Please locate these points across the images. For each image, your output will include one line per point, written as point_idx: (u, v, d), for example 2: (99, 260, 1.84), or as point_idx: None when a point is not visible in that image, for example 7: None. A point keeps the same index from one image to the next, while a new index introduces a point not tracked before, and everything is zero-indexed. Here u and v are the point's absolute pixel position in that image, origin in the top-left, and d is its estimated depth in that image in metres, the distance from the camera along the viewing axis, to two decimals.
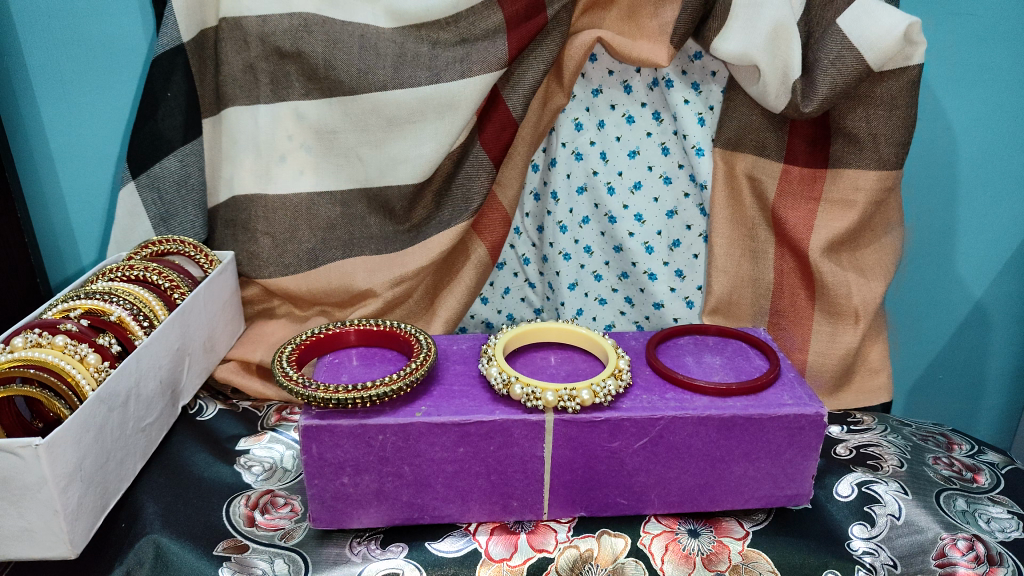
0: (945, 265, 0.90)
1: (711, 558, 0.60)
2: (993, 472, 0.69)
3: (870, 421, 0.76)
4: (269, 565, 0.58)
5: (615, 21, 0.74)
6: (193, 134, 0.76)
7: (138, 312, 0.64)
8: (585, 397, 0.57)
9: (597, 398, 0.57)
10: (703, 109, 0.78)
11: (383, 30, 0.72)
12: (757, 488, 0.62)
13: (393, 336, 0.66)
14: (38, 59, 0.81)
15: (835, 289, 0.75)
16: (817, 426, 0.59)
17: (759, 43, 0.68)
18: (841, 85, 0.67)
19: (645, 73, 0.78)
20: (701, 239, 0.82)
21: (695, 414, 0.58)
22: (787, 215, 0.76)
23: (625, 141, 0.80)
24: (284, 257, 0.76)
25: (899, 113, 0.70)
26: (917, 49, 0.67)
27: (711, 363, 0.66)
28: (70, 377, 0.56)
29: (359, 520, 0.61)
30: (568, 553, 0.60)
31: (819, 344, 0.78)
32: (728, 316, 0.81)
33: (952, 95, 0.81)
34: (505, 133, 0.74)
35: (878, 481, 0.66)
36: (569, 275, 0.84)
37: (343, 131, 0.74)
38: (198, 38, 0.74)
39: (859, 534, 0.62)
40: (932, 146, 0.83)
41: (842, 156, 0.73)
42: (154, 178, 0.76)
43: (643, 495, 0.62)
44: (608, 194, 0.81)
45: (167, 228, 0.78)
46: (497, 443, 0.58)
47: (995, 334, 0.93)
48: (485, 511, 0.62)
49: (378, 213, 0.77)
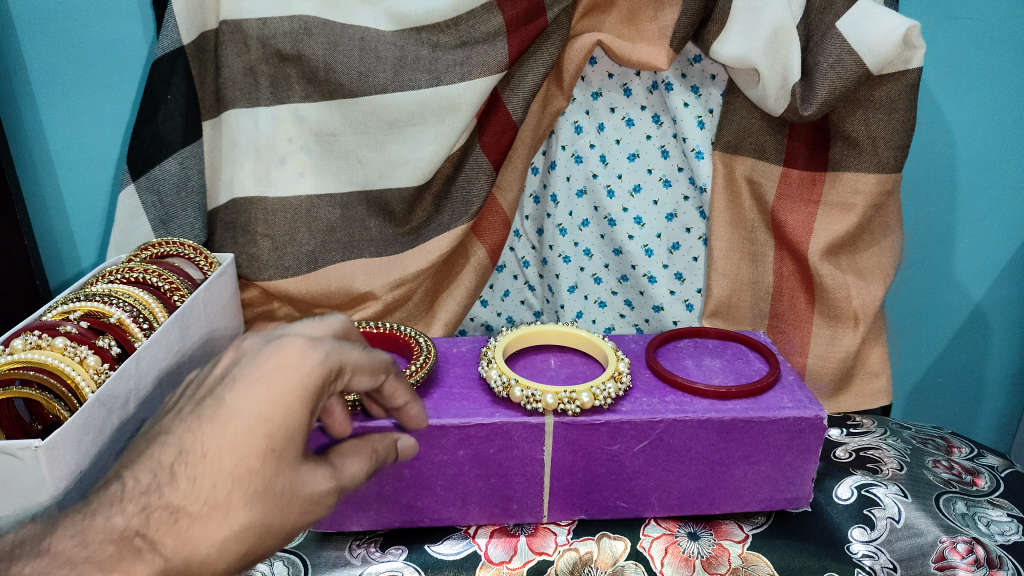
0: (944, 268, 0.90)
1: (711, 561, 0.59)
2: (992, 475, 0.69)
3: (869, 425, 0.76)
4: (269, 568, 0.59)
5: (615, 24, 0.74)
6: (193, 136, 0.76)
7: (138, 314, 0.63)
8: (585, 399, 0.57)
9: (598, 400, 0.57)
10: (703, 112, 0.78)
11: (384, 33, 0.72)
12: (757, 491, 0.62)
13: (393, 338, 0.66)
14: (38, 61, 0.81)
15: (835, 293, 0.75)
16: (818, 429, 0.59)
17: (759, 46, 0.68)
18: (841, 89, 0.67)
19: (645, 77, 0.78)
20: (701, 242, 0.83)
21: (695, 417, 0.58)
22: (786, 218, 0.76)
23: (624, 144, 0.80)
24: (283, 260, 0.76)
25: (899, 116, 0.70)
26: (917, 53, 0.66)
27: (711, 365, 0.66)
28: (70, 379, 0.57)
29: (358, 523, 0.61)
30: (568, 556, 0.60)
31: (818, 348, 0.78)
32: (727, 319, 0.81)
33: (951, 98, 0.81)
34: (505, 136, 0.75)
35: (877, 484, 0.66)
36: (568, 277, 0.85)
37: (342, 134, 0.74)
38: (198, 40, 0.74)
39: (858, 537, 0.61)
40: (931, 149, 0.84)
41: (841, 159, 0.73)
42: (153, 180, 0.76)
43: (643, 498, 0.62)
44: (607, 197, 0.81)
45: (167, 230, 0.78)
46: (497, 445, 0.58)
47: (995, 336, 0.93)
48: (485, 513, 0.62)
49: (378, 215, 0.78)
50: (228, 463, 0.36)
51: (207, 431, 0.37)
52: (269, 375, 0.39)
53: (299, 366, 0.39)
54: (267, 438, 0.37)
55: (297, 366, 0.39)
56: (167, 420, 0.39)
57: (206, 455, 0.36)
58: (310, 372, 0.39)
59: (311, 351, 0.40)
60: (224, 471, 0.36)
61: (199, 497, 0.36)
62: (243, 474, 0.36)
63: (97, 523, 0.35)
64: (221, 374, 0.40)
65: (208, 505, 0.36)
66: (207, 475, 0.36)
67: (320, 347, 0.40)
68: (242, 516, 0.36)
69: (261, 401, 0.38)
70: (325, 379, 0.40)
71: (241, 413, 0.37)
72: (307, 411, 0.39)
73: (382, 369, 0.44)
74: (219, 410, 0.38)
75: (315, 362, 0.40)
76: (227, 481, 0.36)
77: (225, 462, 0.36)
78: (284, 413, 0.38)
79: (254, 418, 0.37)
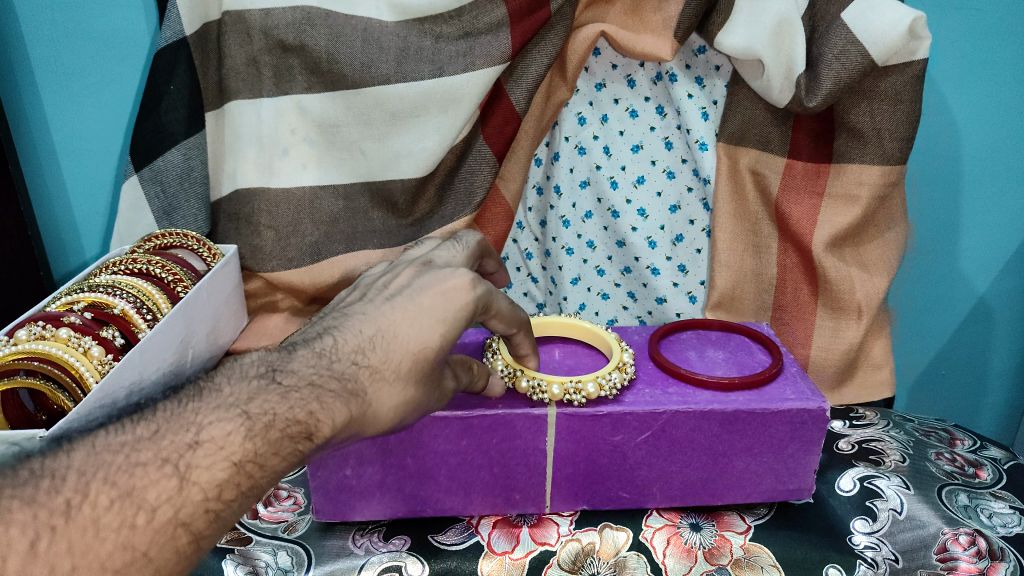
0: (949, 261, 0.90)
1: (713, 552, 0.60)
2: (995, 468, 0.69)
3: (872, 417, 0.76)
4: (272, 558, 0.59)
5: (619, 15, 0.74)
6: (196, 127, 0.76)
7: (141, 305, 0.63)
8: (591, 389, 0.57)
9: (603, 391, 0.58)
10: (707, 103, 0.78)
11: (387, 23, 0.72)
12: (759, 482, 0.62)
13: None
14: (40, 52, 0.80)
15: (838, 285, 0.75)
16: (820, 420, 0.59)
17: (762, 37, 0.68)
18: (846, 79, 0.66)
19: (649, 68, 0.77)
20: (705, 234, 0.82)
21: (697, 408, 0.58)
22: (789, 210, 0.76)
23: (628, 135, 0.80)
24: (287, 251, 0.75)
25: (904, 107, 0.69)
26: (923, 43, 0.66)
27: (714, 357, 0.66)
28: (74, 370, 0.57)
29: (363, 512, 0.61)
30: (570, 546, 0.60)
31: (821, 340, 0.78)
32: (731, 311, 0.81)
33: (955, 90, 0.81)
34: (508, 126, 0.75)
35: (879, 476, 0.66)
36: (571, 270, 0.85)
37: (345, 125, 0.74)
38: (201, 31, 0.74)
39: (860, 528, 0.61)
40: (936, 139, 0.83)
41: (845, 151, 0.73)
42: (157, 171, 0.76)
43: (645, 489, 0.62)
44: (611, 189, 0.81)
45: (171, 222, 0.78)
46: (499, 436, 0.58)
47: (998, 329, 0.93)
48: (487, 504, 0.62)
49: (381, 207, 0.77)
50: (412, 346, 0.48)
51: (401, 318, 0.49)
52: (449, 290, 0.51)
53: (468, 293, 0.52)
54: (442, 335, 0.49)
55: (465, 294, 0.51)
56: (355, 304, 0.51)
57: (396, 337, 0.48)
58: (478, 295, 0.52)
59: (477, 283, 0.52)
60: (408, 351, 0.48)
61: (391, 364, 0.47)
62: (422, 355, 0.49)
63: (326, 361, 0.46)
64: (404, 283, 0.52)
65: (395, 372, 0.48)
66: (395, 352, 0.48)
67: (482, 283, 0.53)
68: (410, 388, 0.49)
69: (447, 307, 0.50)
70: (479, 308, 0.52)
71: (435, 308, 0.50)
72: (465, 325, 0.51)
73: (517, 324, 0.58)
74: (408, 307, 0.50)
75: (477, 293, 0.52)
76: (409, 357, 0.48)
77: (410, 344, 0.48)
78: (455, 322, 0.50)
79: (437, 321, 0.50)
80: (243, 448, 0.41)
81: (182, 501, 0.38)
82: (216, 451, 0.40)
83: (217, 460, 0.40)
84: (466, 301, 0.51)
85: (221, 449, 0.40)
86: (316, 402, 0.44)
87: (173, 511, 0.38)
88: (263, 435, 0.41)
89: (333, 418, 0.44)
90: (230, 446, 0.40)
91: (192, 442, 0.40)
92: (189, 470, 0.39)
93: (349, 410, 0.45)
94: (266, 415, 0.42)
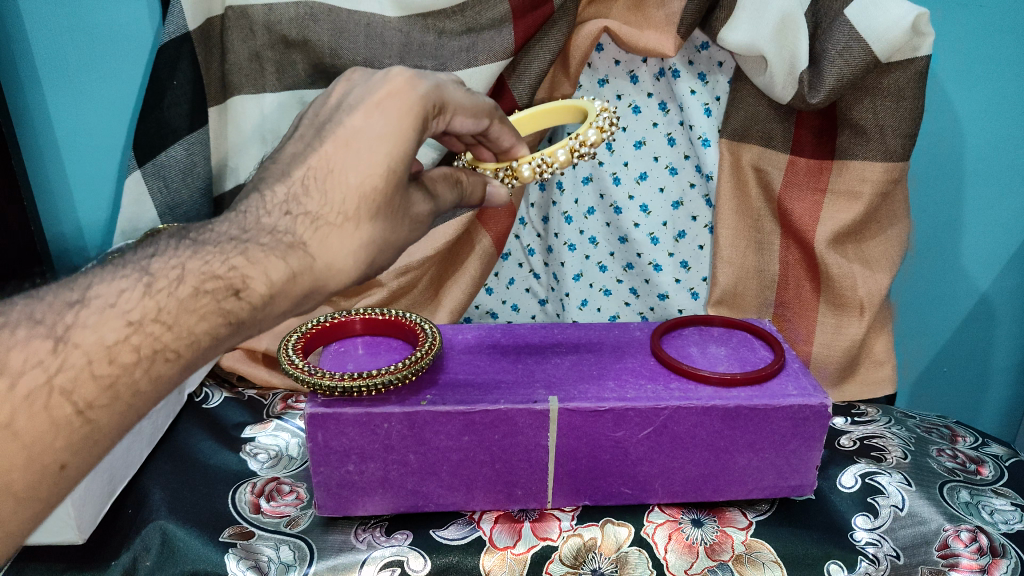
0: (952, 258, 0.89)
1: (714, 548, 0.60)
2: (996, 464, 0.69)
3: (874, 413, 0.76)
4: (275, 552, 0.59)
5: (622, 11, 0.74)
6: (199, 123, 0.75)
7: None
8: (591, 135, 0.58)
9: (602, 133, 0.59)
10: (709, 100, 0.78)
11: (389, 19, 0.72)
12: (761, 478, 0.62)
13: (399, 325, 0.67)
14: (44, 47, 0.81)
15: (841, 281, 0.76)
16: (822, 416, 0.59)
17: (766, 33, 0.68)
18: (848, 76, 0.66)
19: (652, 64, 0.77)
20: (707, 230, 0.82)
21: (699, 404, 0.58)
22: (793, 207, 0.76)
23: (630, 132, 0.80)
24: None
25: (907, 104, 0.69)
26: (926, 40, 0.66)
27: (716, 353, 0.66)
28: None
29: (365, 508, 0.61)
30: (572, 541, 0.60)
31: (824, 336, 0.78)
32: (733, 307, 0.81)
33: (960, 88, 0.81)
34: None
35: (881, 472, 0.66)
36: (574, 266, 0.85)
37: None
38: (204, 26, 0.73)
39: (861, 525, 0.61)
40: (940, 135, 0.83)
41: (848, 147, 0.73)
42: (160, 166, 0.75)
43: (647, 485, 0.62)
44: (613, 185, 0.81)
45: (173, 217, 0.77)
46: (501, 432, 0.58)
47: (1000, 326, 0.93)
48: (489, 499, 0.62)
49: None
50: (355, 181, 0.43)
51: (334, 151, 0.43)
52: (384, 102, 0.44)
53: (408, 96, 0.45)
54: (387, 157, 0.43)
55: (405, 96, 0.45)
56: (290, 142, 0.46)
57: (334, 174, 0.43)
58: (418, 97, 0.45)
59: (416, 81, 0.46)
60: (351, 187, 0.43)
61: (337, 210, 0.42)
62: (369, 192, 0.43)
63: (252, 218, 0.42)
64: (337, 102, 0.46)
65: (341, 216, 0.42)
66: (335, 191, 0.42)
67: (423, 81, 0.46)
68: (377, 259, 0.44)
69: (386, 122, 0.44)
70: (427, 111, 0.46)
71: (373, 125, 0.44)
72: (414, 137, 0.45)
73: (484, 114, 0.52)
74: (345, 134, 0.43)
75: (421, 93, 0.45)
76: (355, 195, 0.43)
77: (351, 179, 0.43)
78: (400, 138, 0.44)
79: (377, 141, 0.43)
80: (142, 306, 0.37)
81: (60, 364, 0.35)
82: (107, 308, 0.37)
83: (109, 318, 0.36)
84: (412, 105, 0.45)
85: (114, 307, 0.37)
86: (241, 254, 0.40)
87: (46, 375, 0.35)
88: (169, 291, 0.38)
89: (268, 274, 0.40)
90: (123, 305, 0.37)
91: (77, 303, 0.37)
92: (67, 332, 0.36)
93: (287, 266, 0.41)
94: (173, 271, 0.39)
